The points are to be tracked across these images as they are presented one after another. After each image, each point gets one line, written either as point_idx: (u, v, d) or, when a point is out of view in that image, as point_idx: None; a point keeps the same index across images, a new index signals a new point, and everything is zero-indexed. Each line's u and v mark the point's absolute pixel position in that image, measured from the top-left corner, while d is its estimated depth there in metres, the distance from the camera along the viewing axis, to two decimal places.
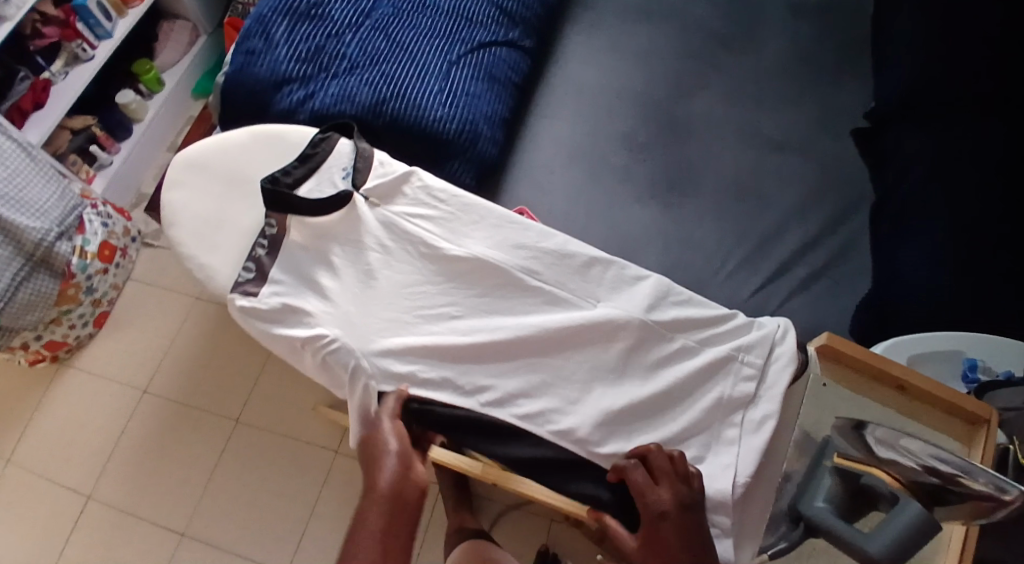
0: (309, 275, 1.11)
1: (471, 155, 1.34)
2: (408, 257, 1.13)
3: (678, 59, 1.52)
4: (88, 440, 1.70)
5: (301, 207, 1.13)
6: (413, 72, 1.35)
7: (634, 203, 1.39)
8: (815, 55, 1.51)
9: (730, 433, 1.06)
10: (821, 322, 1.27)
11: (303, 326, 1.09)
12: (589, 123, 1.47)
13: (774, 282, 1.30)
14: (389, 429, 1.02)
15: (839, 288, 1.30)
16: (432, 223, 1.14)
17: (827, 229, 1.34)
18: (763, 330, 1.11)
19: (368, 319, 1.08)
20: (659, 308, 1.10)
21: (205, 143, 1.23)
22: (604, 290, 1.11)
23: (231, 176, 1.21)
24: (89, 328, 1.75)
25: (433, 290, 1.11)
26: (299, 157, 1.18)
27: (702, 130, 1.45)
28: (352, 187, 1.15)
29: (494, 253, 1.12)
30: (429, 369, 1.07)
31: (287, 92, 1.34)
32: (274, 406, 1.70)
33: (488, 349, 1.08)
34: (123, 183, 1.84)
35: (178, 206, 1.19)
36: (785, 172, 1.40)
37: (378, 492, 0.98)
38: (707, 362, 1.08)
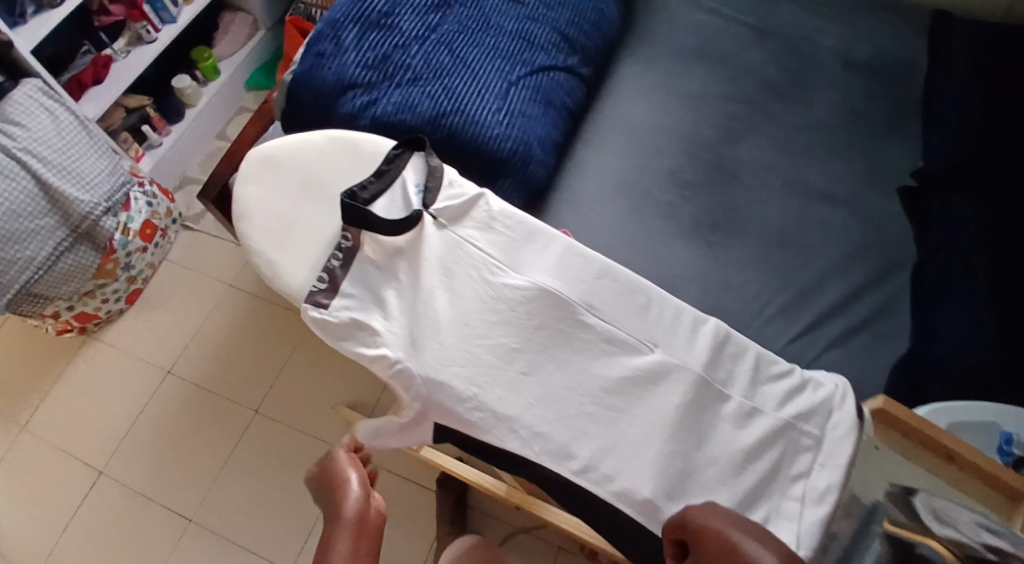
0: (377, 291, 1.14)
1: (523, 175, 1.36)
2: (471, 284, 1.12)
3: (731, 102, 1.53)
4: (106, 414, 1.71)
5: (375, 225, 1.14)
6: (474, 89, 1.37)
7: (677, 239, 1.40)
8: (865, 114, 1.51)
9: (789, 506, 1.06)
10: (855, 380, 1.27)
11: (370, 344, 1.11)
12: (638, 156, 1.49)
13: (808, 334, 1.30)
14: (345, 458, 1.09)
15: (876, 346, 1.30)
16: (495, 248, 1.14)
17: (868, 285, 1.34)
18: (817, 393, 1.10)
19: (427, 342, 1.09)
20: (715, 360, 1.10)
21: (284, 144, 1.25)
22: (663, 333, 1.11)
23: (304, 180, 1.23)
24: (120, 304, 1.76)
25: (493, 319, 1.11)
26: (374, 172, 1.19)
27: (749, 173, 1.45)
28: (421, 207, 1.16)
29: (558, 284, 1.12)
30: (486, 408, 1.07)
31: (351, 96, 1.37)
32: (294, 402, 1.70)
33: (543, 390, 1.09)
34: (170, 165, 1.86)
35: (250, 202, 1.22)
36: (827, 224, 1.40)
37: (339, 505, 1.01)
38: (766, 431, 1.08)
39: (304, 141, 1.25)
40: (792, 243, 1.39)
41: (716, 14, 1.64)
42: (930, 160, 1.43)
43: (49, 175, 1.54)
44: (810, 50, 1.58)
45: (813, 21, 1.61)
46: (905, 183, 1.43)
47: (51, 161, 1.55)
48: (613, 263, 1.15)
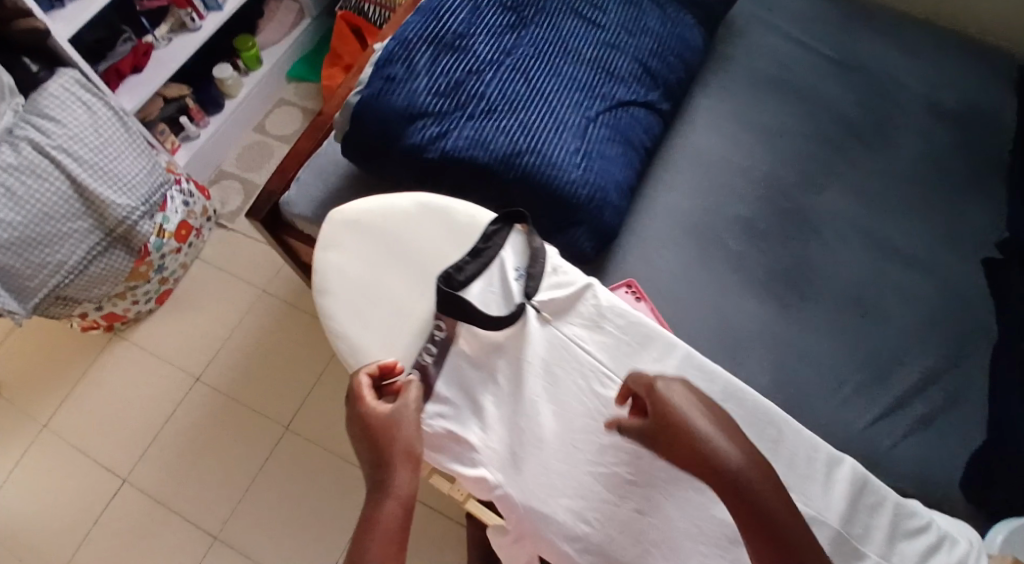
0: (474, 396, 1.06)
1: (596, 222, 1.27)
2: (579, 394, 1.05)
3: (812, 142, 1.42)
4: (129, 419, 1.63)
5: (475, 317, 1.06)
6: (552, 125, 1.28)
7: (751, 297, 1.31)
8: (956, 166, 1.40)
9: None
10: (927, 473, 1.20)
11: (467, 462, 1.03)
12: (709, 197, 1.39)
13: (888, 417, 1.23)
14: (403, 423, 0.95)
15: (955, 431, 1.22)
16: (605, 355, 1.06)
17: (949, 365, 1.27)
18: (947, 540, 1.03)
19: (529, 461, 1.02)
20: (848, 508, 1.04)
21: (369, 206, 1.16)
22: (795, 478, 1.05)
23: (391, 249, 1.13)
24: (149, 305, 1.68)
25: (604, 439, 1.02)
26: (471, 251, 1.11)
27: (830, 229, 1.36)
28: (523, 299, 1.09)
29: None
30: (593, 544, 0.99)
31: (420, 126, 1.28)
32: (323, 420, 1.61)
33: (659, 530, 0.99)
34: (205, 159, 1.76)
35: (330, 272, 1.13)
36: (902, 294, 1.32)
37: (383, 502, 0.90)
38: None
39: (392, 206, 1.16)
40: (870, 312, 1.30)
41: (799, 44, 1.52)
42: (1016, 231, 1.33)
43: (85, 176, 1.45)
44: (897, 92, 1.46)
45: (904, 59, 1.50)
46: (989, 254, 1.34)
47: (86, 161, 1.46)
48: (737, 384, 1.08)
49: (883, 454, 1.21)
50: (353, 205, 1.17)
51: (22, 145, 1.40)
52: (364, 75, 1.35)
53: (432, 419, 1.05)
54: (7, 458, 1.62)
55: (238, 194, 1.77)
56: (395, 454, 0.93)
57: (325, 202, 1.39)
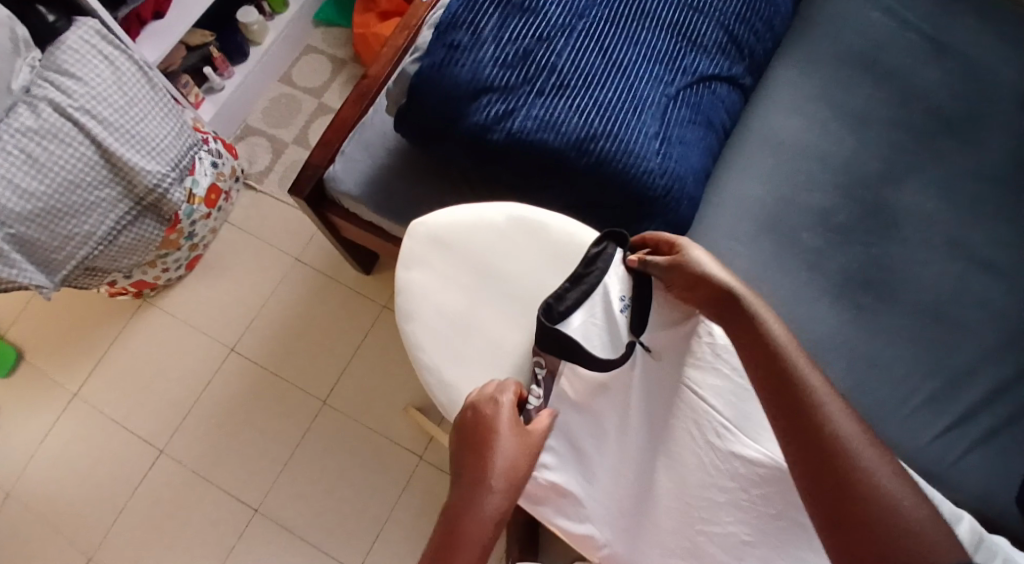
0: (580, 444, 1.05)
1: (671, 215, 1.20)
2: (692, 448, 1.00)
3: (894, 129, 1.37)
4: (163, 388, 1.59)
5: (585, 359, 0.99)
6: (629, 105, 1.18)
7: (822, 297, 1.28)
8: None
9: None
10: (992, 489, 1.18)
11: (575, 515, 1.04)
12: (785, 184, 1.34)
13: (956, 431, 1.21)
14: (520, 448, 0.90)
15: (1019, 448, 1.20)
16: (723, 406, 1.00)
17: (1021, 375, 1.23)
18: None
19: (634, 513, 1.03)
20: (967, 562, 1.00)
21: (458, 220, 1.08)
22: None
23: (481, 267, 1.07)
24: (180, 272, 1.61)
25: (718, 500, 0.98)
26: (573, 276, 1.01)
27: (908, 226, 1.31)
28: (633, 338, 1.03)
29: None
30: None
31: (484, 102, 1.17)
32: (363, 394, 1.57)
33: None
34: (231, 114, 1.65)
35: (417, 292, 1.06)
36: (983, 300, 1.27)
37: (473, 516, 0.86)
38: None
39: (480, 218, 1.08)
40: (945, 317, 1.26)
41: (885, 20, 1.44)
42: None
43: (114, 142, 1.33)
44: (988, 76, 1.39)
45: (993, 39, 1.42)
46: None
47: (111, 123, 1.33)
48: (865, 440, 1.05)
49: (947, 467, 1.19)
50: (438, 215, 1.09)
51: (42, 106, 1.27)
52: (423, 41, 1.24)
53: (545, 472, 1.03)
54: (37, 425, 1.58)
55: (265, 152, 1.67)
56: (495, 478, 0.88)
57: (373, 180, 1.29)
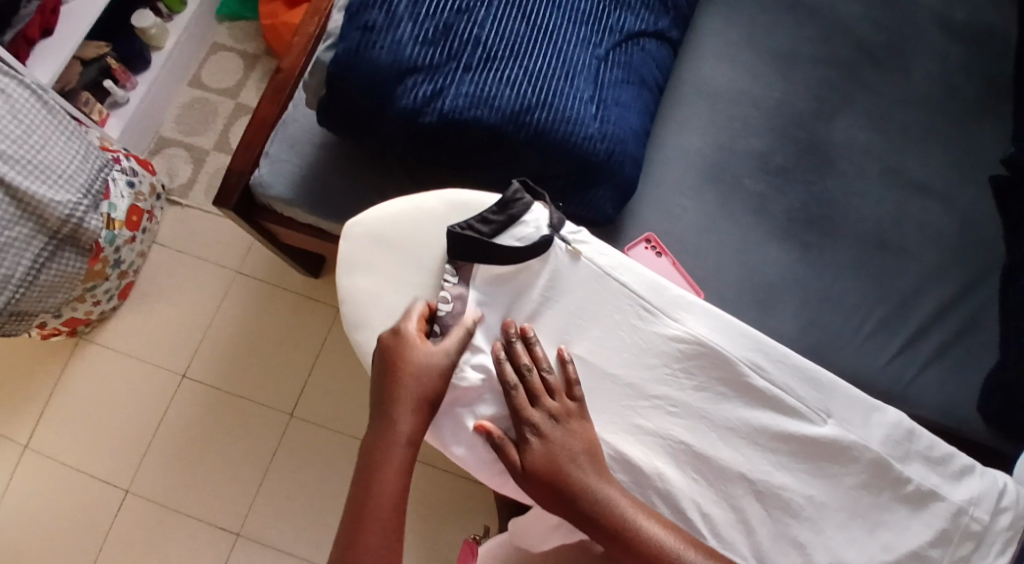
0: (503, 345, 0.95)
1: (618, 181, 1.16)
2: (616, 324, 0.96)
3: (823, 65, 1.36)
4: (117, 425, 1.51)
5: (495, 255, 0.95)
6: (560, 71, 1.13)
7: (770, 240, 1.27)
8: (961, 88, 1.36)
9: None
10: (949, 402, 1.20)
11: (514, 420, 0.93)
12: (725, 132, 1.32)
13: (909, 350, 1.22)
14: (428, 366, 0.90)
15: (969, 361, 1.22)
16: (641, 288, 0.96)
17: (965, 290, 1.25)
18: (987, 477, 0.95)
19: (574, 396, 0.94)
20: (900, 464, 0.94)
21: (396, 217, 0.99)
22: (936, 475, 0.94)
23: (425, 260, 0.98)
24: (113, 302, 1.51)
25: (654, 377, 0.95)
26: (496, 203, 0.97)
27: (847, 158, 1.31)
28: (550, 231, 0.96)
29: (719, 340, 0.94)
30: (663, 480, 0.92)
31: (410, 84, 1.09)
32: (330, 402, 1.52)
33: (725, 466, 0.93)
34: (140, 126, 1.55)
35: (365, 301, 0.97)
36: (925, 221, 1.28)
37: (389, 448, 0.87)
38: (936, 532, 0.92)
39: (418, 208, 1.00)
40: (888, 244, 1.27)
41: None
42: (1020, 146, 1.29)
43: (17, 176, 1.22)
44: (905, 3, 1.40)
45: None
46: (996, 173, 1.31)
47: (12, 156, 1.23)
48: (828, 376, 0.95)
49: (905, 386, 1.20)
50: (370, 211, 1.00)
51: None
52: (336, 27, 1.16)
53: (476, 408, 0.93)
54: None
55: (186, 163, 1.58)
56: (405, 403, 0.89)
57: (304, 179, 1.20)
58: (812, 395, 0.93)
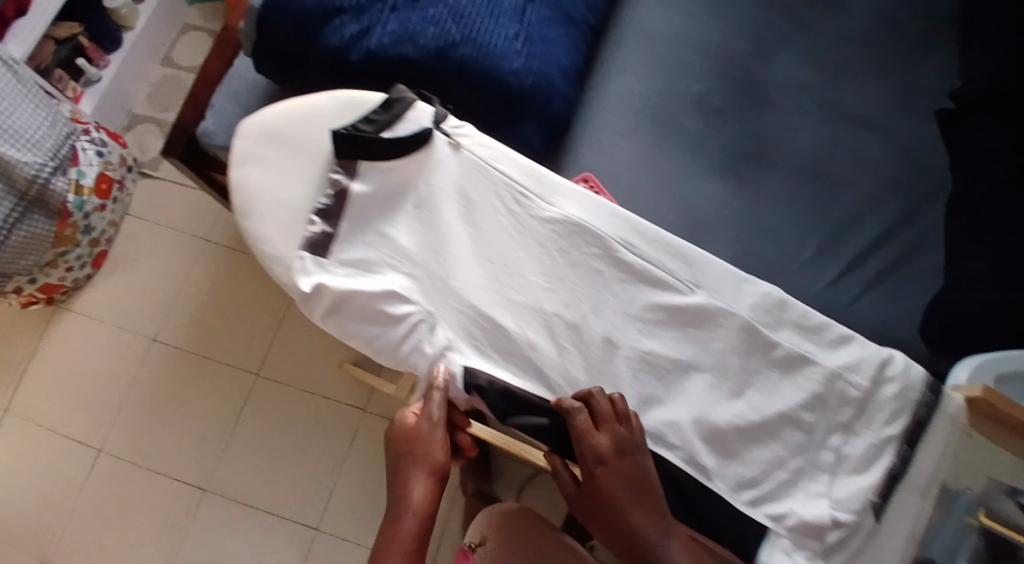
0: (380, 230, 0.99)
1: (546, 114, 1.19)
2: (494, 211, 0.99)
3: (760, 10, 1.37)
4: (91, 388, 1.57)
5: (378, 153, 0.98)
6: (485, 10, 1.17)
7: (706, 176, 1.28)
8: (903, 22, 1.36)
9: (825, 457, 0.96)
10: (887, 324, 1.20)
11: (395, 303, 0.96)
12: (661, 77, 1.33)
13: (847, 276, 1.22)
14: (430, 439, 0.94)
15: (912, 284, 1.22)
16: (519, 175, 1.00)
17: (905, 218, 1.25)
18: (864, 348, 0.97)
19: (456, 278, 0.98)
20: (769, 332, 0.97)
21: (286, 110, 1.00)
22: (811, 344, 0.98)
23: (312, 150, 1.00)
24: (86, 270, 1.57)
25: (532, 259, 0.99)
26: (379, 103, 1.00)
27: (783, 98, 1.32)
28: (432, 124, 1.00)
29: (592, 220, 0.99)
30: (536, 353, 0.96)
31: (337, 24, 1.14)
32: (294, 360, 1.58)
33: (599, 337, 0.97)
34: (113, 102, 1.62)
35: (254, 191, 0.99)
36: (863, 152, 1.29)
37: (401, 516, 0.91)
38: (808, 395, 0.96)
39: (308, 103, 1.01)
40: (825, 177, 1.28)
41: None
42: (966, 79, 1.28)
43: None
44: None
45: None
46: (943, 105, 1.31)
47: None
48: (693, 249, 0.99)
49: (843, 309, 1.20)
50: (262, 107, 1.02)
51: None
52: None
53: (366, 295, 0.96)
54: None
55: (157, 137, 1.65)
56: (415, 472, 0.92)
57: None
58: (681, 269, 0.96)
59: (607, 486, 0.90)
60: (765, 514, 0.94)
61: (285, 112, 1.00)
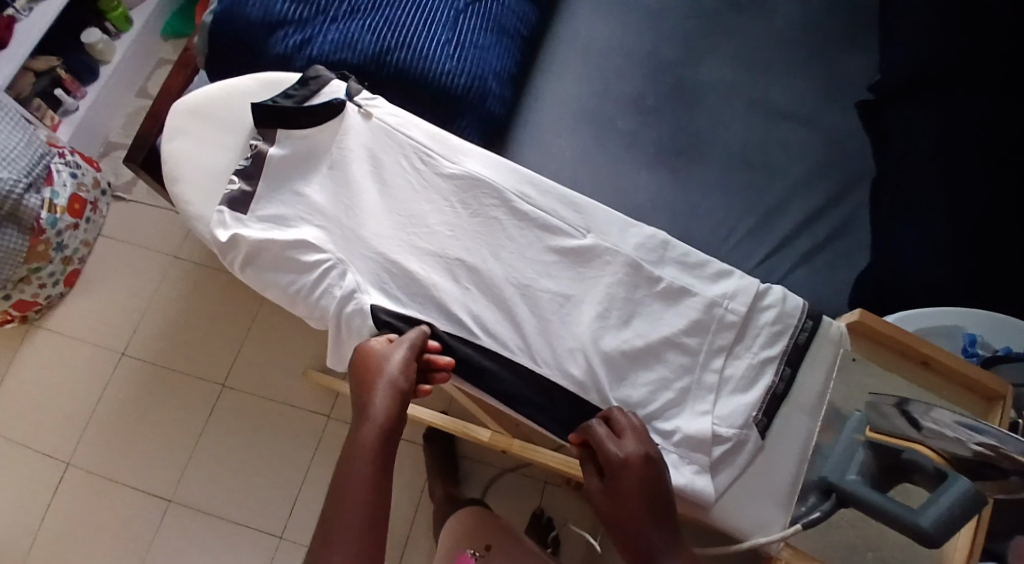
0: (294, 187, 1.05)
1: (480, 112, 1.26)
2: (400, 170, 1.05)
3: (688, 20, 1.45)
4: (62, 403, 1.61)
5: (293, 121, 1.06)
6: (418, 19, 1.26)
7: (641, 168, 1.33)
8: (826, 26, 1.43)
9: (710, 378, 0.97)
10: (816, 297, 1.24)
11: (305, 250, 1.02)
12: (597, 83, 1.40)
13: (775, 255, 1.27)
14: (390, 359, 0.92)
15: (839, 261, 1.27)
16: (424, 136, 1.06)
17: (831, 201, 1.30)
18: (744, 278, 1.00)
19: (360, 228, 1.03)
20: (653, 268, 1.00)
21: (212, 89, 1.11)
22: (698, 280, 1.00)
23: (235, 122, 1.10)
24: (59, 288, 1.64)
25: (434, 211, 1.04)
26: (298, 81, 1.08)
27: (713, 97, 1.38)
28: (345, 98, 1.07)
29: (489, 174, 1.04)
30: (433, 295, 1.00)
31: (282, 36, 1.25)
32: (259, 370, 1.62)
33: (496, 281, 1.01)
34: (90, 130, 1.72)
35: (181, 160, 1.08)
36: (791, 144, 1.34)
37: (365, 429, 0.87)
38: (688, 321, 0.99)
39: (233, 85, 1.11)
40: (755, 166, 1.33)
41: None
42: (886, 71, 1.35)
43: None
44: None
45: None
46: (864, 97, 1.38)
47: None
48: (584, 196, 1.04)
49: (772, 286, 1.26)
50: (195, 90, 1.12)
51: None
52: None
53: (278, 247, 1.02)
54: None
55: None
56: (374, 386, 0.90)
57: None
58: (572, 214, 1.01)
59: (625, 492, 0.86)
60: (653, 430, 0.96)
61: (210, 90, 1.10)
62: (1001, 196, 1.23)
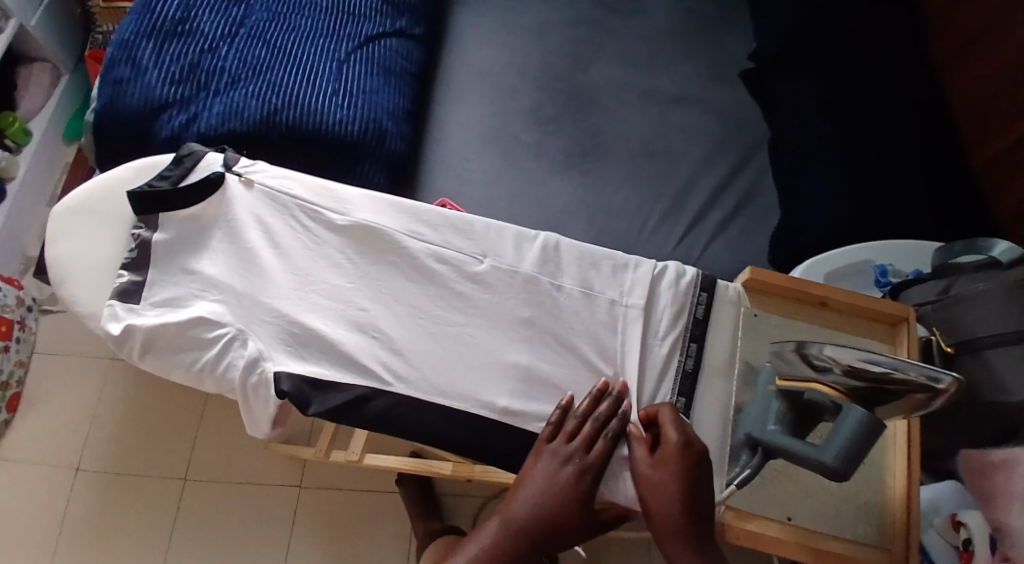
0: (185, 266, 1.04)
1: (381, 152, 1.27)
2: (289, 231, 1.05)
3: (570, 29, 1.47)
4: (23, 528, 1.54)
5: (172, 201, 1.06)
6: (301, 77, 1.27)
7: (552, 175, 1.32)
8: (697, 13, 1.48)
9: (630, 376, 0.98)
10: (742, 262, 1.25)
11: (206, 327, 1.00)
12: (493, 103, 1.40)
13: (694, 231, 1.27)
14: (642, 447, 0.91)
15: (754, 226, 1.28)
16: (308, 193, 1.07)
17: (734, 171, 1.32)
18: (642, 269, 1.02)
19: (257, 297, 1.01)
20: (552, 278, 1.02)
21: (90, 188, 1.11)
22: (604, 278, 1.02)
23: (119, 214, 1.10)
24: (2, 416, 1.59)
25: (327, 265, 1.03)
26: (172, 161, 1.09)
27: (606, 96, 1.40)
28: (223, 169, 1.08)
29: (378, 219, 1.04)
30: (344, 347, 0.98)
31: (166, 118, 1.24)
32: (221, 455, 1.60)
33: (403, 321, 1.00)
34: (6, 250, 1.69)
35: (67, 261, 1.08)
36: (687, 127, 1.37)
37: (525, 511, 0.89)
38: (596, 322, 1.00)
39: (111, 179, 1.12)
40: (658, 154, 1.34)
41: None
42: (762, 40, 1.39)
43: None
44: None
45: None
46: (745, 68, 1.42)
47: None
48: (474, 222, 1.05)
49: (696, 262, 1.25)
50: (72, 192, 1.13)
51: None
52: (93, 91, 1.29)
53: (178, 329, 1.00)
54: None
55: None
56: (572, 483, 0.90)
57: None
58: (465, 242, 1.02)
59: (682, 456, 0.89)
60: None
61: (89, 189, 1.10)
62: (888, 134, 1.28)
